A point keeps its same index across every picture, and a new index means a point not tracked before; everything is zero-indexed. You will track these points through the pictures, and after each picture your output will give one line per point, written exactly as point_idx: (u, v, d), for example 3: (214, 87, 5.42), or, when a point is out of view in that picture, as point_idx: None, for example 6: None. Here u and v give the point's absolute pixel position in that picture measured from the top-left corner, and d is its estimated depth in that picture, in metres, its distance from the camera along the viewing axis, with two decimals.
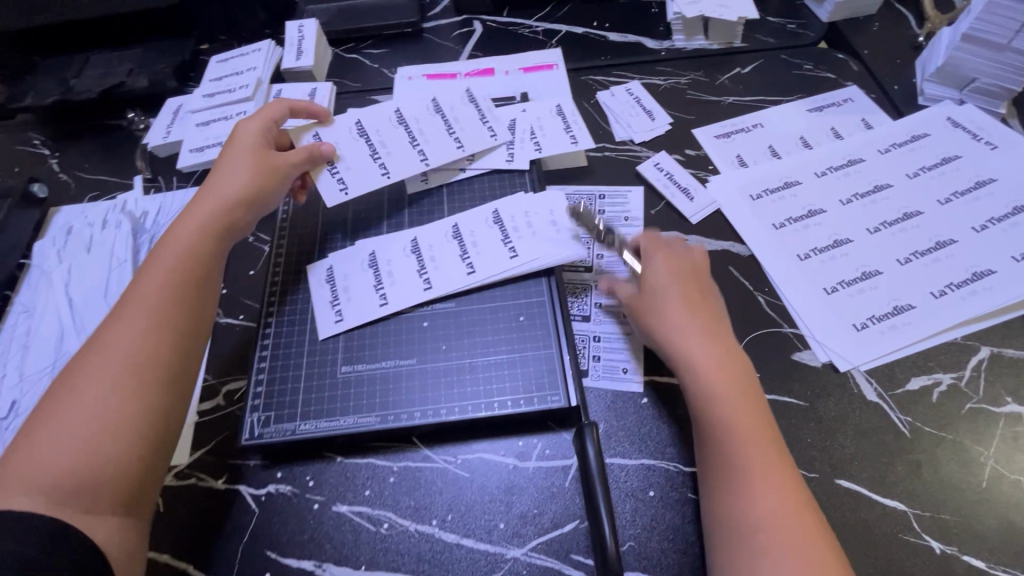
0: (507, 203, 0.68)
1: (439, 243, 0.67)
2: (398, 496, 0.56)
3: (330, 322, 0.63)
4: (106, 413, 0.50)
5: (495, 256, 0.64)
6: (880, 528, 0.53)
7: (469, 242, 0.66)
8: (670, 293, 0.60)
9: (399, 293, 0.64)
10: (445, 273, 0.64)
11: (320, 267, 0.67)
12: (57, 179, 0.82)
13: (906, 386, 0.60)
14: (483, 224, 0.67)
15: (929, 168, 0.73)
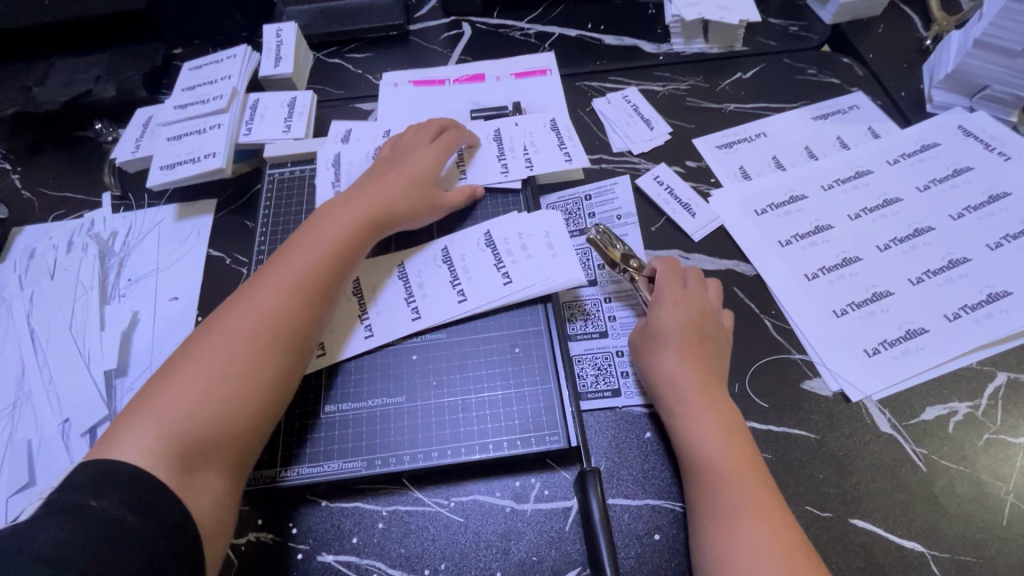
0: (500, 223, 0.64)
1: (427, 268, 0.63)
2: (388, 543, 0.52)
3: (310, 356, 0.59)
4: (226, 378, 0.48)
5: (488, 283, 0.61)
6: (897, 571, 0.50)
7: (460, 266, 0.62)
8: (676, 334, 0.56)
9: (385, 323, 0.60)
10: (434, 301, 0.60)
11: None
12: (19, 197, 0.77)
13: (921, 415, 0.57)
14: (475, 247, 0.63)
15: (941, 181, 0.70)
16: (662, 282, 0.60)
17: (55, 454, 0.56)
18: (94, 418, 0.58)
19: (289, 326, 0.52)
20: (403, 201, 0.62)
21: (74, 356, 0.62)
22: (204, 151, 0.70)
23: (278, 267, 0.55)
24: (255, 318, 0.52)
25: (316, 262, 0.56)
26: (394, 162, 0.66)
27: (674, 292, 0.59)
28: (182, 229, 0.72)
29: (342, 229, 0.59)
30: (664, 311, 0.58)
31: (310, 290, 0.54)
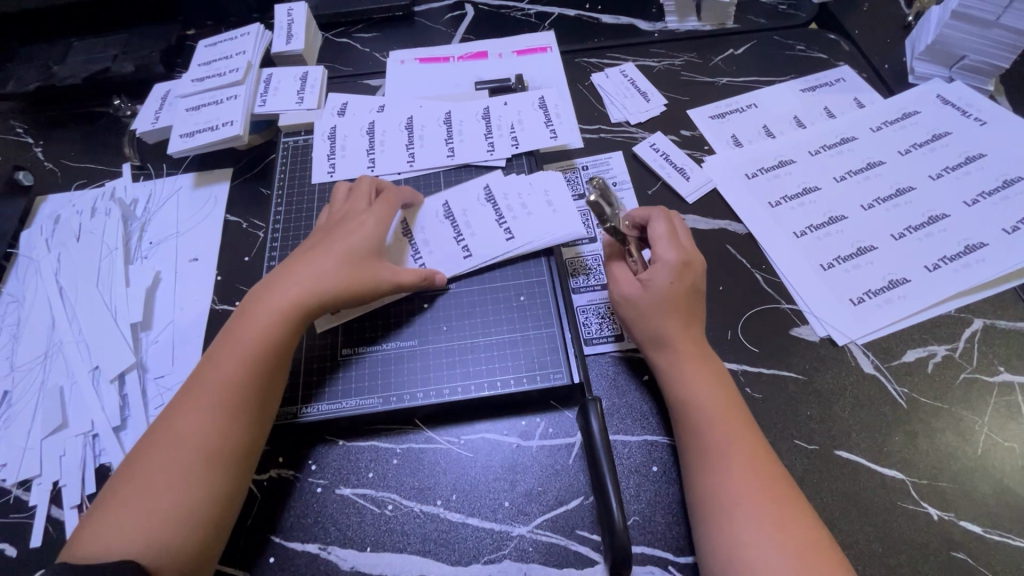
0: (497, 180, 0.68)
1: (431, 223, 0.66)
2: (402, 477, 0.56)
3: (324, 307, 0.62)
4: (175, 483, 0.48)
5: (491, 237, 0.64)
6: (879, 497, 0.54)
7: (462, 220, 0.66)
8: (664, 300, 0.58)
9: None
10: (440, 256, 0.64)
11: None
12: (42, 168, 0.81)
13: (902, 358, 0.61)
14: (476, 203, 0.67)
15: (921, 145, 0.74)
16: (657, 245, 0.60)
17: (87, 398, 0.60)
18: (122, 365, 0.61)
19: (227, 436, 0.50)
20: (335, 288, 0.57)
21: (101, 311, 0.65)
22: (221, 119, 0.74)
23: (204, 371, 0.53)
24: (184, 433, 0.50)
25: (246, 361, 0.53)
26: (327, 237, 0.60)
27: (670, 255, 0.59)
28: (200, 196, 0.75)
29: (269, 321, 0.55)
30: (657, 275, 0.58)
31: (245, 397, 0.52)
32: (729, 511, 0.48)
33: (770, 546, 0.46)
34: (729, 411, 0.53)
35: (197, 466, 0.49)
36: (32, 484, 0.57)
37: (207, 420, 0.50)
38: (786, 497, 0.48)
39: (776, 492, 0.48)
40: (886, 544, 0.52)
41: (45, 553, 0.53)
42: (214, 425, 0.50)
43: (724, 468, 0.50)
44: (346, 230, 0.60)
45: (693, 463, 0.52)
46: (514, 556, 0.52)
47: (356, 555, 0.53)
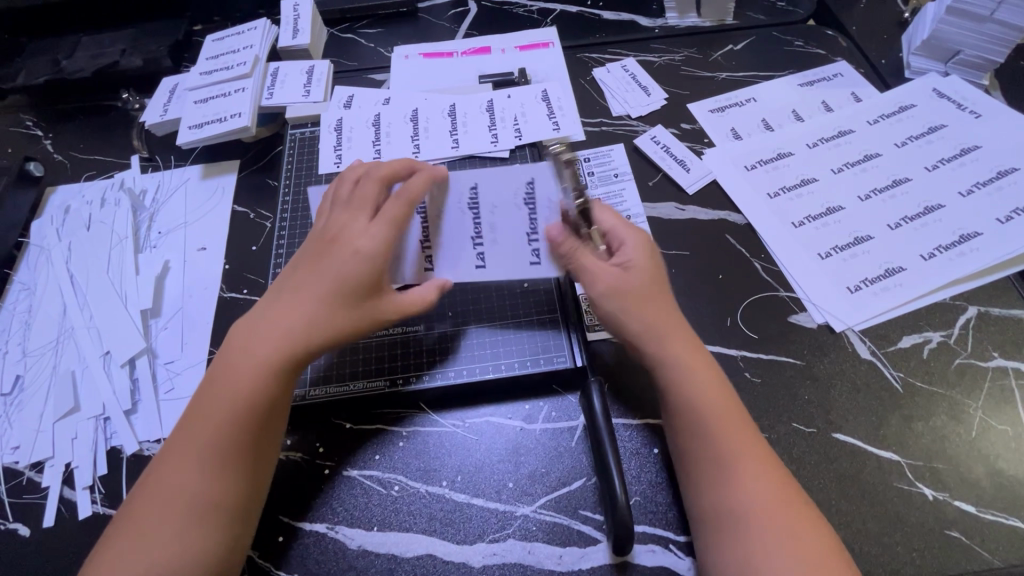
0: (543, 179, 0.58)
1: (450, 211, 0.58)
2: (407, 459, 0.57)
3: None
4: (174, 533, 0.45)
5: (516, 252, 0.58)
6: (876, 478, 0.55)
7: (487, 218, 0.58)
8: (644, 287, 0.54)
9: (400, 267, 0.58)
10: (453, 255, 0.59)
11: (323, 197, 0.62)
12: (52, 159, 0.82)
13: (898, 343, 0.62)
14: (510, 203, 0.58)
15: (917, 138, 0.75)
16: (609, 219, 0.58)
17: (99, 383, 0.61)
18: (133, 350, 0.63)
19: (226, 486, 0.47)
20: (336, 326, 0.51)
21: (111, 299, 0.66)
22: (230, 111, 0.75)
23: (195, 413, 0.49)
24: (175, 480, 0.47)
25: (234, 404, 0.49)
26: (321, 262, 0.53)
27: (635, 232, 0.57)
28: (208, 187, 0.76)
29: (258, 356, 0.50)
30: (626, 251, 0.55)
31: (242, 443, 0.48)
32: (740, 524, 0.46)
33: (789, 557, 0.44)
34: (730, 419, 0.50)
35: (196, 520, 0.46)
36: (44, 466, 0.58)
37: (202, 475, 0.47)
38: (800, 507, 0.46)
39: (788, 503, 0.46)
40: (882, 523, 0.53)
41: (58, 532, 0.54)
42: (211, 479, 0.47)
43: (732, 478, 0.47)
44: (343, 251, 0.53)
45: (699, 475, 0.49)
46: (517, 535, 0.53)
47: (363, 534, 0.54)
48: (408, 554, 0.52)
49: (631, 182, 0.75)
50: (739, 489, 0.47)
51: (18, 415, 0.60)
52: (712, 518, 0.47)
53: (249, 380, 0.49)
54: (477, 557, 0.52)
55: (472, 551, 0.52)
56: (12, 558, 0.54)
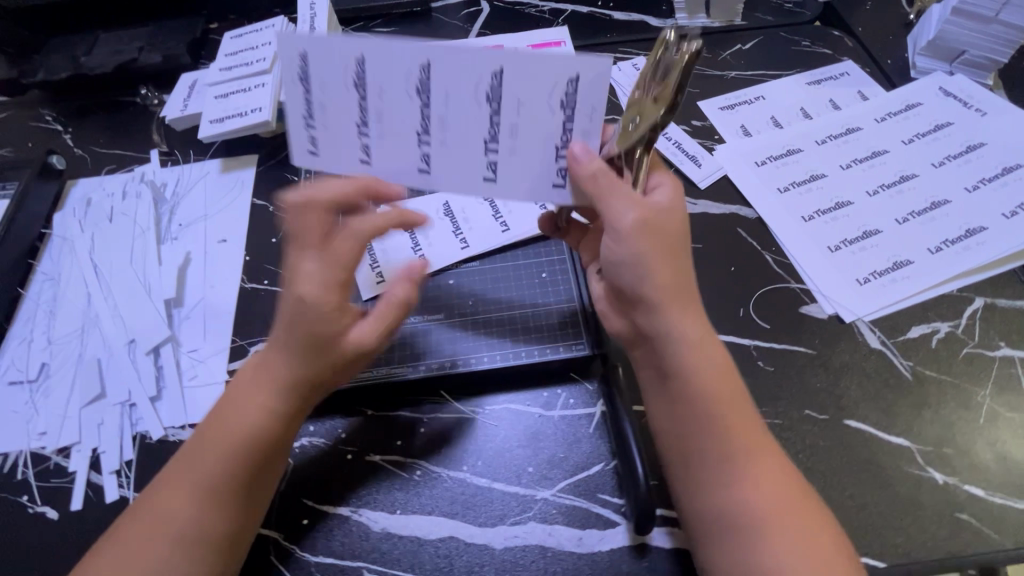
0: (594, 85, 0.45)
1: (461, 99, 0.47)
2: (428, 444, 0.58)
3: (303, 151, 0.50)
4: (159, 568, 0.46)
5: (536, 162, 0.50)
6: (888, 463, 0.56)
7: (507, 118, 0.47)
8: (674, 239, 0.50)
9: (388, 160, 0.50)
10: (455, 154, 0.50)
11: (291, 47, 0.46)
12: (72, 153, 0.83)
13: (908, 333, 0.63)
14: (545, 104, 0.47)
15: (923, 135, 0.77)
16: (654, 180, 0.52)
17: (124, 370, 0.62)
18: (158, 339, 0.64)
19: (223, 525, 0.48)
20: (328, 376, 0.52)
21: (135, 289, 0.67)
22: (250, 106, 0.76)
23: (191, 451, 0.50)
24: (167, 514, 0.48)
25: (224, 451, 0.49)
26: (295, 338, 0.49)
27: (666, 179, 0.53)
28: (227, 180, 0.78)
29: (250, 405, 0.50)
30: (660, 194, 0.51)
31: (234, 485, 0.49)
32: (754, 525, 0.46)
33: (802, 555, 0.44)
34: (736, 407, 0.49)
35: (191, 562, 0.47)
36: (71, 451, 0.59)
37: (197, 519, 0.47)
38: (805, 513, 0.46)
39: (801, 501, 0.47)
40: (895, 507, 0.54)
41: (86, 515, 0.55)
42: (204, 521, 0.47)
43: (743, 476, 0.47)
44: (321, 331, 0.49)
45: (719, 474, 0.47)
46: (538, 518, 0.54)
47: (386, 517, 0.55)
48: (431, 536, 0.54)
49: None
50: (751, 487, 0.46)
51: (45, 402, 0.61)
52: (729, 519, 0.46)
53: (238, 431, 0.49)
54: (499, 539, 0.53)
55: (495, 534, 0.53)
56: (40, 540, 0.54)
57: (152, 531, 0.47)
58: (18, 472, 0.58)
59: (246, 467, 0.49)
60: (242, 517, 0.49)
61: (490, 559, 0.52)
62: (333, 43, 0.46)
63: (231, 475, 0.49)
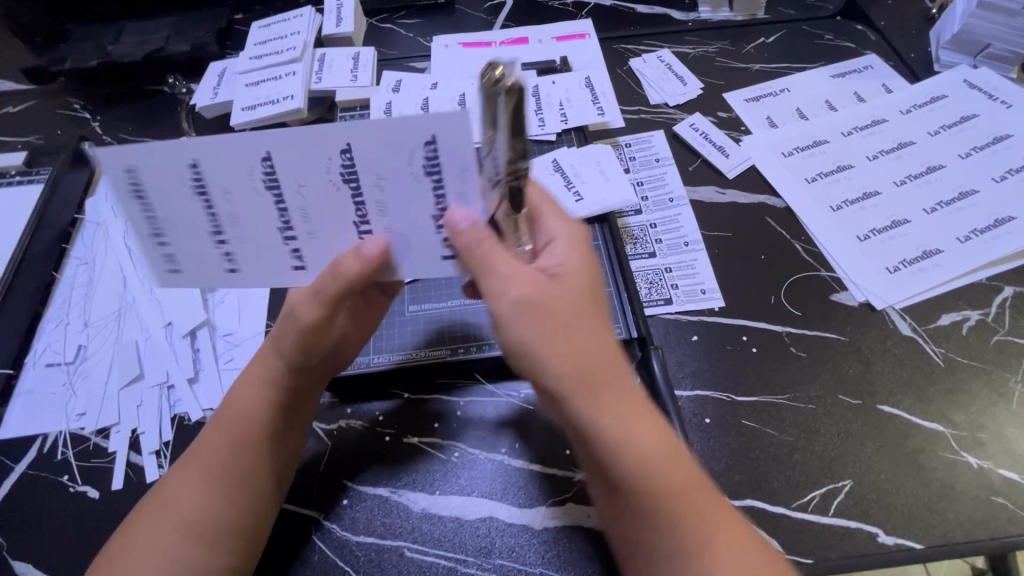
0: (453, 137, 0.38)
1: (315, 183, 0.41)
2: (466, 427, 0.59)
3: (162, 270, 0.46)
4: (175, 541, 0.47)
5: (418, 239, 0.44)
6: (922, 448, 0.56)
7: (452, 188, 0.41)
8: (576, 299, 0.44)
9: (251, 262, 0.45)
10: (324, 245, 0.45)
11: (112, 164, 0.41)
12: (102, 141, 0.83)
13: (938, 321, 0.64)
14: (405, 173, 0.40)
15: (949, 127, 0.77)
16: (535, 198, 0.51)
17: (162, 352, 0.63)
18: (194, 322, 0.64)
19: (221, 508, 0.48)
20: (326, 358, 0.55)
21: None
22: (283, 94, 0.78)
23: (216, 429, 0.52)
24: (185, 492, 0.49)
25: (243, 425, 0.51)
26: (301, 328, 0.51)
27: (563, 229, 0.49)
28: None
29: (270, 379, 0.53)
30: (550, 252, 0.47)
31: (248, 469, 0.50)
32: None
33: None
34: (673, 456, 0.42)
35: (187, 544, 0.47)
36: (110, 432, 0.59)
37: (197, 502, 0.48)
38: None
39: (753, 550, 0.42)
40: (931, 490, 0.54)
41: (127, 495, 0.56)
42: (203, 503, 0.48)
43: (705, 543, 0.41)
44: (323, 330, 0.52)
45: (668, 542, 0.41)
46: (576, 499, 0.54)
47: (425, 497, 0.55)
48: (471, 517, 0.54)
49: (673, 165, 0.77)
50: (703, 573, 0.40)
51: (83, 384, 0.62)
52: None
53: (239, 413, 0.52)
54: (539, 519, 0.53)
55: (534, 514, 0.54)
56: (82, 519, 0.55)
57: (153, 518, 0.48)
58: (58, 452, 0.59)
59: (245, 446, 0.51)
60: (241, 502, 0.49)
61: (530, 539, 0.53)
62: (158, 149, 0.41)
63: (232, 456, 0.50)
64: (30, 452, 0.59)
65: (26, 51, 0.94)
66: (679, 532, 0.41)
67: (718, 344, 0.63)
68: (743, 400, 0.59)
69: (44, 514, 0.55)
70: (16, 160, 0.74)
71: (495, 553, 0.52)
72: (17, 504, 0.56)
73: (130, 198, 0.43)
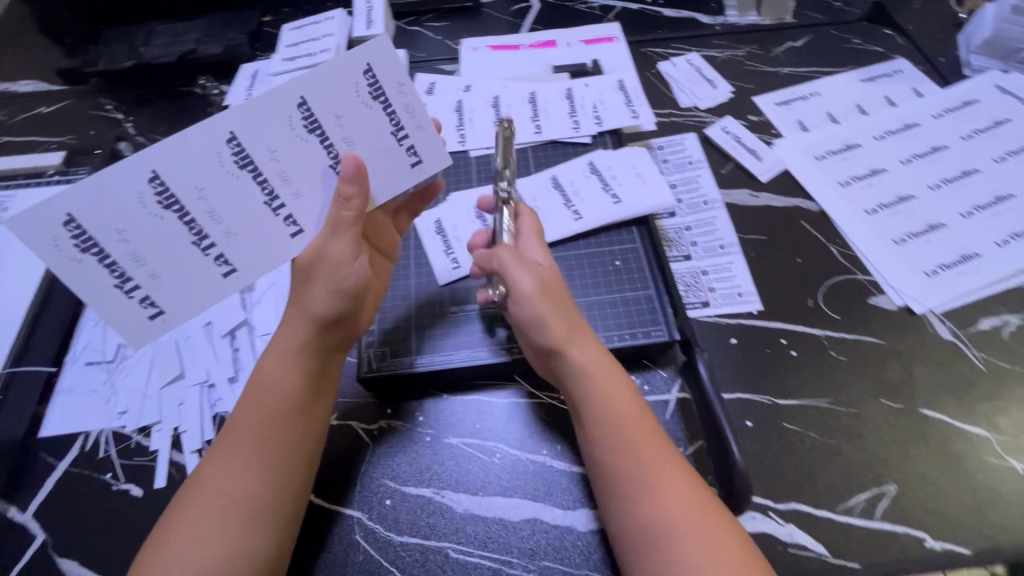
0: (382, 59, 0.49)
1: (284, 145, 0.49)
2: (506, 427, 0.59)
3: (140, 321, 0.51)
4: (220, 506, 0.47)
5: (390, 161, 0.53)
6: (968, 453, 0.56)
7: (397, 103, 0.51)
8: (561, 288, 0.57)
9: (243, 250, 0.51)
10: (312, 201, 0.52)
11: (54, 224, 0.46)
12: (135, 142, 0.84)
13: (978, 325, 0.64)
14: (357, 103, 0.50)
15: (982, 132, 0.77)
16: (523, 222, 0.62)
17: (202, 352, 0.63)
18: (233, 322, 0.65)
19: (260, 484, 0.48)
20: (349, 317, 0.55)
21: None
22: None
23: (248, 399, 0.52)
24: (223, 463, 0.49)
25: (275, 391, 0.52)
26: (330, 273, 0.52)
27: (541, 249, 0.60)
28: None
29: (296, 345, 0.54)
30: (532, 253, 0.60)
31: (283, 434, 0.51)
32: (668, 527, 0.44)
33: (715, 550, 0.42)
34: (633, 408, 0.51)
35: (226, 518, 0.46)
36: (152, 431, 0.60)
37: (235, 479, 0.48)
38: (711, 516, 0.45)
39: (697, 496, 0.46)
40: (977, 495, 0.54)
41: (170, 493, 0.56)
42: (238, 475, 0.48)
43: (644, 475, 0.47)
44: (353, 275, 0.53)
45: (616, 477, 0.48)
46: None
47: (468, 498, 0.55)
48: (515, 518, 0.54)
49: (706, 168, 0.77)
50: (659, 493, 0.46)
51: (124, 382, 0.62)
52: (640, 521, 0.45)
53: (269, 383, 0.52)
54: (583, 521, 0.53)
55: (578, 516, 0.54)
56: (126, 517, 0.55)
57: (191, 500, 0.47)
58: (100, 450, 0.59)
59: (278, 417, 0.51)
60: (278, 475, 0.49)
61: (575, 540, 0.53)
62: (113, 184, 0.46)
63: (266, 429, 0.50)
64: (72, 450, 0.59)
65: (59, 54, 0.95)
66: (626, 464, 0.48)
67: (759, 346, 0.63)
68: (785, 403, 0.59)
69: (88, 512, 0.55)
70: (54, 160, 0.75)
71: (541, 555, 0.52)
72: (61, 502, 0.56)
73: (69, 259, 0.47)
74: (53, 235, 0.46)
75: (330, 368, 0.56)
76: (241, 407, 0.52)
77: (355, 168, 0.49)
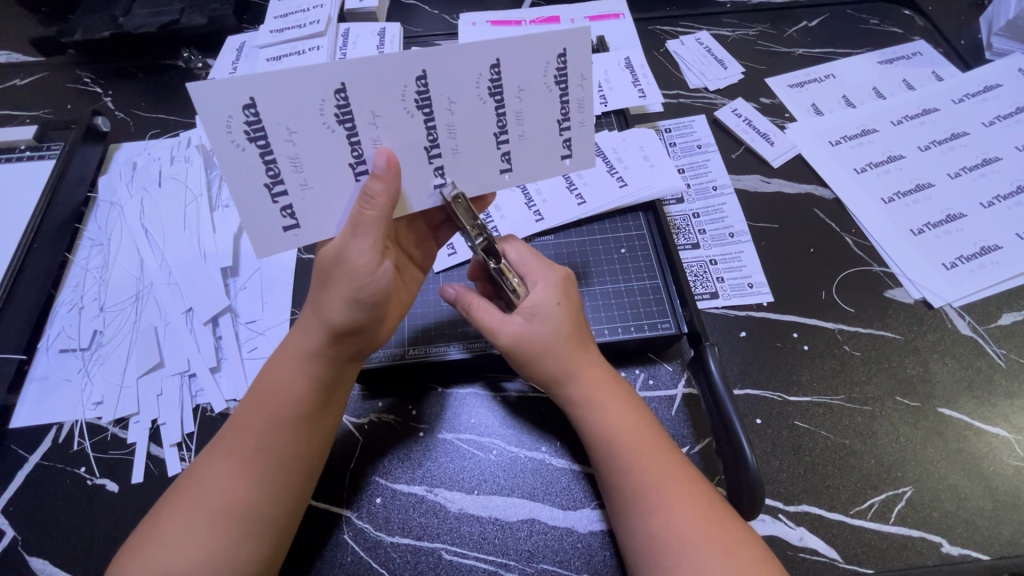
0: (578, 48, 0.44)
1: (465, 98, 0.43)
2: (503, 424, 0.56)
3: (275, 230, 0.44)
4: (208, 515, 0.43)
5: (545, 147, 0.47)
6: (987, 454, 0.54)
7: (576, 95, 0.46)
8: (560, 334, 0.49)
9: (314, 212, 0.44)
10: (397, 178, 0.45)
11: (233, 104, 0.39)
12: (114, 117, 0.80)
13: (998, 321, 0.61)
14: (539, 83, 0.45)
15: (1004, 118, 0.74)
16: (525, 264, 0.53)
17: (182, 339, 0.60)
18: (216, 309, 0.61)
19: (252, 492, 0.45)
20: (373, 329, 0.48)
21: (193, 254, 0.65)
22: None
23: (258, 405, 0.48)
24: (221, 465, 0.45)
25: (286, 404, 0.47)
26: (348, 280, 0.44)
27: (554, 277, 0.52)
28: None
29: (311, 357, 0.48)
30: (538, 296, 0.50)
31: (290, 448, 0.47)
32: (679, 546, 0.42)
33: (723, 559, 0.41)
34: (655, 450, 0.46)
35: (214, 528, 0.43)
36: (129, 422, 0.57)
37: (228, 485, 0.44)
38: (737, 531, 0.43)
39: (711, 516, 0.43)
40: (996, 499, 0.51)
41: (146, 489, 0.53)
42: (234, 485, 0.44)
43: (657, 511, 0.44)
44: (371, 285, 0.44)
45: (624, 512, 0.45)
46: None
47: (461, 497, 0.52)
48: (512, 518, 0.51)
49: (716, 153, 0.73)
50: (667, 512, 0.43)
51: (97, 371, 0.59)
52: (654, 557, 0.42)
53: (273, 390, 0.48)
54: (583, 522, 0.51)
55: (578, 517, 0.51)
56: (101, 513, 0.52)
57: (179, 499, 0.44)
58: (74, 442, 0.56)
59: (276, 429, 0.46)
60: (275, 487, 0.45)
61: (575, 543, 0.50)
62: (296, 87, 0.40)
63: (265, 437, 0.46)
64: (44, 442, 0.56)
65: (34, 22, 0.90)
66: (638, 500, 0.45)
67: (769, 338, 0.60)
68: (796, 400, 0.56)
69: (60, 507, 0.52)
70: (26, 133, 0.70)
71: (539, 557, 0.49)
72: (32, 496, 0.53)
73: (234, 145, 0.40)
74: (229, 115, 0.39)
75: (347, 376, 0.50)
76: (249, 409, 0.48)
77: (388, 164, 0.42)
